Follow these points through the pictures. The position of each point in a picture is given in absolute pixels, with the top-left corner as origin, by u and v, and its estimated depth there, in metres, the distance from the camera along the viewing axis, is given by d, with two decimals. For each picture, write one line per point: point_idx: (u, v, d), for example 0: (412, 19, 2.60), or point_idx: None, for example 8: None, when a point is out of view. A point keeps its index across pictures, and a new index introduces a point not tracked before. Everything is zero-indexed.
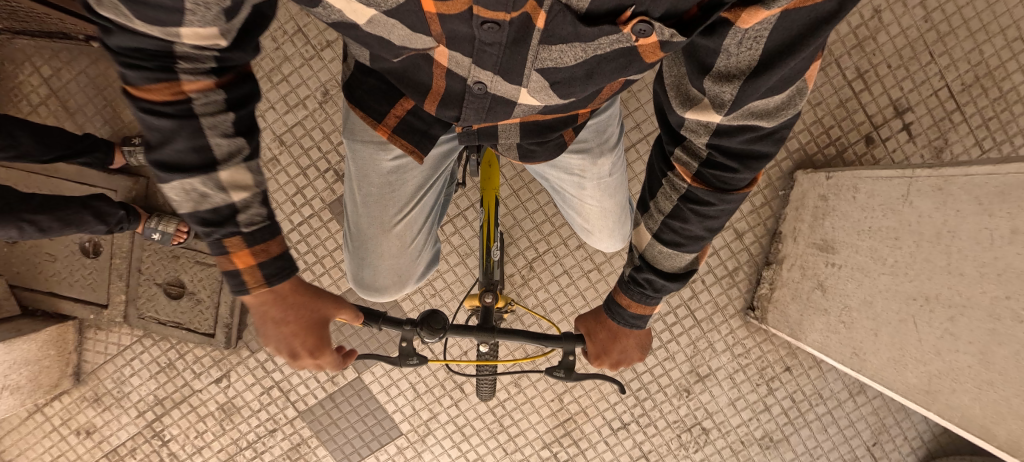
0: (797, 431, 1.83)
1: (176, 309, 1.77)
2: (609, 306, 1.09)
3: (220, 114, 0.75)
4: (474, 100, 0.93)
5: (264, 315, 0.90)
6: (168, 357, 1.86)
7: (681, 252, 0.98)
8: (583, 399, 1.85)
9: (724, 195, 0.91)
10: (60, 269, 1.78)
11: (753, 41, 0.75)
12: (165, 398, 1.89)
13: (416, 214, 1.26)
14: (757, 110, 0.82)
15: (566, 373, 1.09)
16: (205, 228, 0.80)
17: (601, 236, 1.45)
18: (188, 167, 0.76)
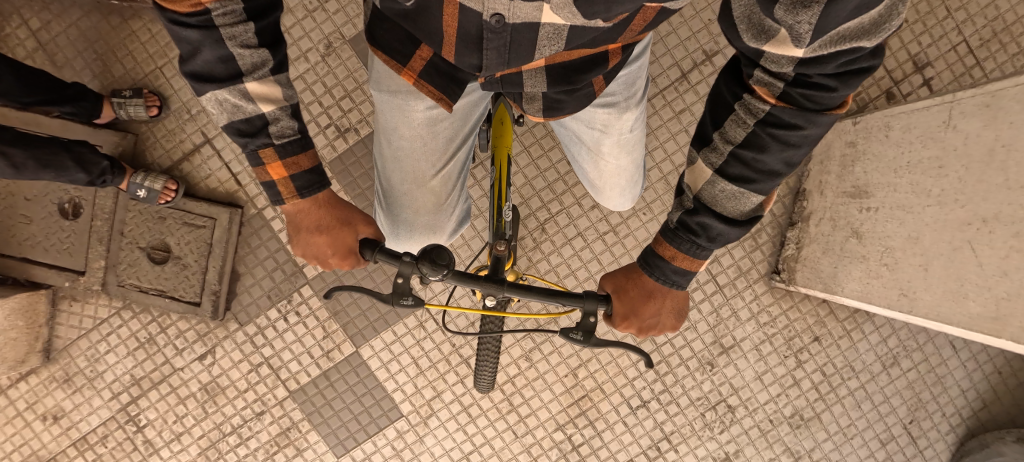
0: (828, 408, 1.73)
1: (159, 276, 1.64)
2: (647, 261, 0.98)
3: (238, 25, 0.83)
4: (494, 37, 0.88)
5: (301, 223, 1.04)
6: (149, 332, 1.72)
7: (748, 191, 0.88)
8: (599, 374, 1.72)
9: (815, 117, 0.80)
10: (36, 232, 1.64)
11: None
12: (144, 377, 1.73)
13: (451, 169, 1.24)
14: (848, 31, 0.71)
15: (584, 337, 0.93)
16: (243, 139, 0.93)
17: (612, 196, 1.42)
18: (218, 78, 0.87)
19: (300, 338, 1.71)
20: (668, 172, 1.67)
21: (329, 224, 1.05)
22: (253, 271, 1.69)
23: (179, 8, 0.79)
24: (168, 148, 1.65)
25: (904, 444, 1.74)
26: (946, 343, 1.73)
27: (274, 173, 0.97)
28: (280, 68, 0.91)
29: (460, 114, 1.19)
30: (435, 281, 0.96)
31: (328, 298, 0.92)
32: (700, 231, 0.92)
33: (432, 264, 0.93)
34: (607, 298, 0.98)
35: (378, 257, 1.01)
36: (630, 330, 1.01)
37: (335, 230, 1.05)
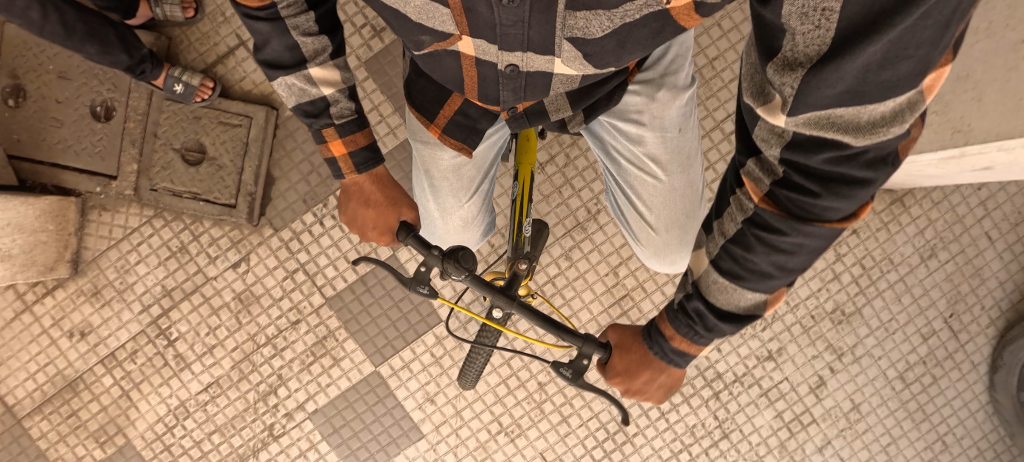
0: (869, 303, 1.73)
1: (192, 178, 1.61)
2: (652, 333, 1.00)
3: (298, 16, 0.98)
4: (509, 80, 0.96)
5: (353, 195, 1.21)
6: (181, 240, 1.68)
7: (737, 286, 0.83)
8: (640, 272, 1.70)
9: (799, 224, 0.73)
10: (67, 135, 1.61)
11: (817, 18, 0.56)
12: (175, 288, 1.69)
13: (476, 202, 1.38)
14: (841, 121, 0.61)
15: (573, 375, 0.92)
16: (309, 119, 1.11)
17: (672, 240, 1.29)
18: (288, 65, 1.04)
19: (336, 243, 1.69)
20: (702, 67, 1.69)
21: (376, 199, 1.20)
22: (288, 175, 1.66)
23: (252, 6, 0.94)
24: (202, 52, 1.64)
25: (945, 338, 1.74)
26: (982, 234, 1.72)
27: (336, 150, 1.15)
28: (337, 51, 1.07)
29: (481, 158, 1.33)
30: (456, 278, 1.02)
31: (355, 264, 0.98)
32: (693, 317, 0.90)
33: (457, 265, 1.00)
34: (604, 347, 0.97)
35: (409, 243, 1.08)
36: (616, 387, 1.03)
37: (382, 206, 1.20)
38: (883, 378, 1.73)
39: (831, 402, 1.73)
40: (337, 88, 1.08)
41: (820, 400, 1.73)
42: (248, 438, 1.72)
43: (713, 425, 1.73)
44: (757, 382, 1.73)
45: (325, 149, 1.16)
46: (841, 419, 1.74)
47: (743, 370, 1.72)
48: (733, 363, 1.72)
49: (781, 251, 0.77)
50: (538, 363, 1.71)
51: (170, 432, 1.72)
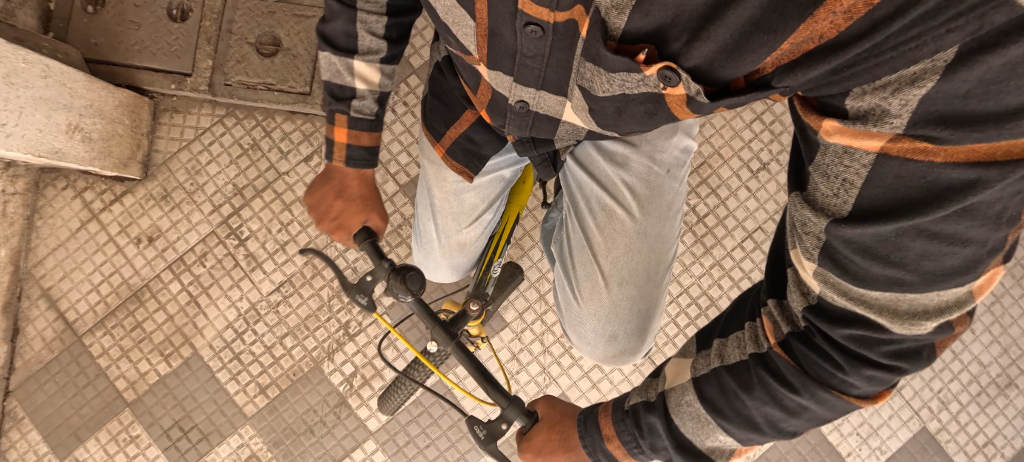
0: None
1: (267, 68, 1.63)
2: (589, 425, 0.94)
3: (372, 14, 1.05)
4: (518, 116, 1.03)
5: (332, 180, 1.18)
6: (253, 137, 1.67)
7: (709, 418, 0.81)
8: (715, 139, 1.67)
9: (813, 386, 0.75)
10: (144, 37, 1.63)
11: (840, 184, 0.70)
12: (247, 186, 1.66)
13: (477, 228, 1.33)
14: (873, 301, 0.68)
15: (486, 436, 0.91)
16: (330, 99, 1.12)
17: (621, 297, 1.20)
18: (338, 45, 1.08)
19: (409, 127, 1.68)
20: None
21: (348, 200, 1.17)
22: None
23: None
24: None
25: None
26: None
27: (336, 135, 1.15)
28: (390, 61, 1.12)
29: (485, 188, 1.31)
30: (397, 297, 0.97)
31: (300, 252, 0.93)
32: (645, 433, 0.87)
33: (404, 285, 0.95)
34: (530, 415, 0.94)
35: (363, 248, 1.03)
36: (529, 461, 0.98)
37: (354, 202, 1.17)
38: None
39: None
40: (370, 88, 1.12)
41: None
42: (322, 341, 1.63)
43: None
44: None
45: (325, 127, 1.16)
46: None
47: None
48: None
49: (781, 406, 0.78)
50: None
51: (240, 339, 1.63)
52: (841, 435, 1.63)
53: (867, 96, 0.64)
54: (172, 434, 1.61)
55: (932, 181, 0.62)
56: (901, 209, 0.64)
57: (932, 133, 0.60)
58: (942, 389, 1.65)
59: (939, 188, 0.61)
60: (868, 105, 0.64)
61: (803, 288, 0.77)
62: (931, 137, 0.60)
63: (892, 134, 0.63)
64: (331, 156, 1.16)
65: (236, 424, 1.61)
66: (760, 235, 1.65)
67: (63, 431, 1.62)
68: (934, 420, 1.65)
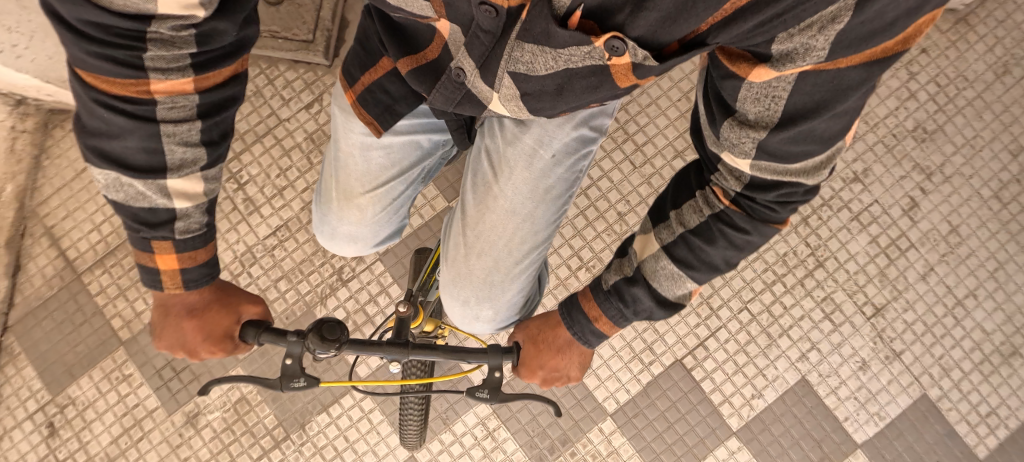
0: (951, 120, 1.65)
1: (272, 16, 1.66)
2: (570, 314, 1.03)
3: (182, 124, 0.77)
4: (450, 86, 0.94)
5: (180, 305, 0.95)
6: (256, 85, 1.69)
7: (686, 274, 0.89)
8: None
9: (760, 224, 0.84)
10: None
11: (768, 102, 0.72)
12: (248, 132, 1.68)
13: (379, 195, 1.20)
14: (794, 170, 0.76)
15: (490, 394, 0.91)
16: (138, 227, 0.84)
17: (479, 270, 1.14)
18: (131, 162, 0.78)
19: None
20: None
21: (206, 313, 0.96)
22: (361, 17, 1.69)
23: (115, 91, 0.70)
24: None
25: None
26: None
27: (162, 263, 0.89)
28: (213, 163, 0.85)
29: (397, 151, 1.17)
30: (328, 357, 0.87)
31: (205, 394, 0.82)
32: (629, 303, 0.95)
33: (320, 340, 0.83)
34: (508, 354, 0.97)
35: (257, 340, 0.92)
36: (537, 380, 1.05)
37: (217, 314, 0.96)
38: (978, 199, 1.64)
39: (928, 225, 1.63)
40: (195, 203, 0.85)
41: (916, 223, 1.63)
42: (315, 286, 1.64)
43: (806, 253, 1.62)
44: (847, 206, 1.63)
45: (140, 256, 0.88)
46: (941, 243, 1.63)
47: (830, 194, 1.64)
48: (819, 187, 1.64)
49: (735, 247, 0.87)
50: (616, 192, 1.65)
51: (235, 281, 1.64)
52: (838, 399, 1.60)
53: (795, 38, 0.65)
54: (164, 374, 1.63)
55: (840, 86, 0.67)
56: (812, 107, 0.70)
57: (844, 53, 0.65)
58: (943, 355, 1.61)
59: (844, 88, 0.68)
60: (795, 45, 0.66)
61: (737, 173, 0.82)
62: (845, 55, 0.64)
63: (813, 63, 0.66)
64: (162, 284, 0.91)
65: (227, 366, 1.62)
66: None
67: (59, 368, 1.64)
68: (934, 387, 1.61)
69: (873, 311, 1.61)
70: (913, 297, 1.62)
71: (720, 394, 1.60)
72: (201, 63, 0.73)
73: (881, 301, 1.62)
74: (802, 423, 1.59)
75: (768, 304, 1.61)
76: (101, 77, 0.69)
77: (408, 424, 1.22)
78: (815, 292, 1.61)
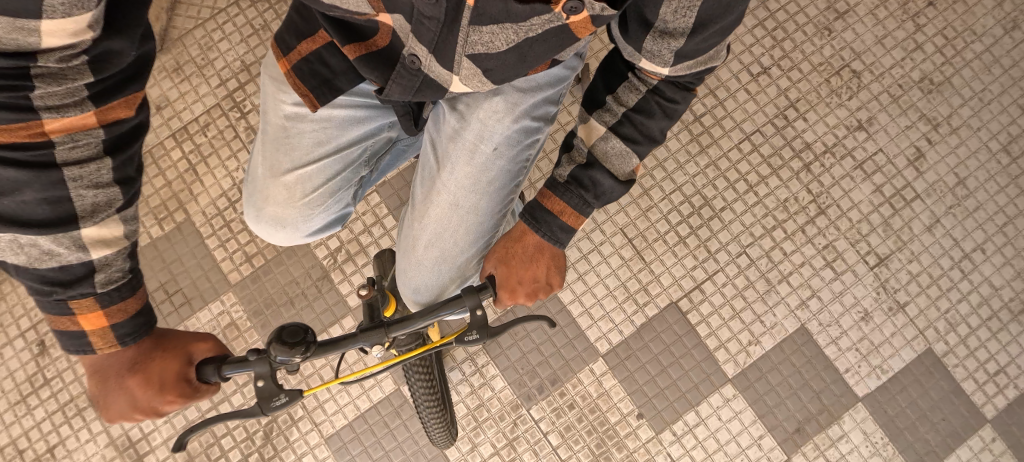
0: (958, 73, 1.63)
1: None
2: (534, 217, 1.05)
3: (91, 162, 0.76)
4: (405, 75, 0.92)
5: (120, 364, 0.86)
6: (264, 19, 1.71)
7: (632, 150, 1.00)
8: None
9: (685, 92, 0.97)
10: None
11: (683, 15, 0.81)
12: (254, 64, 1.70)
13: (309, 172, 1.13)
14: (707, 59, 0.90)
15: (479, 335, 0.86)
16: (53, 288, 0.79)
17: (428, 258, 1.12)
18: (29, 218, 0.74)
19: None
20: None
21: (149, 363, 0.86)
22: None
23: (1, 139, 0.69)
24: None
25: None
26: None
27: (89, 324, 0.82)
28: (129, 203, 0.83)
29: (331, 126, 1.11)
30: (296, 365, 0.79)
31: (179, 449, 0.72)
32: (590, 187, 1.01)
33: (284, 348, 0.75)
34: (483, 292, 0.93)
35: (224, 375, 0.82)
36: (520, 299, 1.08)
37: (166, 357, 0.87)
38: (986, 152, 1.60)
39: (934, 176, 1.60)
40: (117, 250, 0.82)
41: (922, 174, 1.60)
42: None
43: (808, 200, 1.59)
44: (851, 154, 1.60)
45: (58, 320, 0.82)
46: (948, 195, 1.59)
47: (834, 140, 1.61)
48: (822, 133, 1.61)
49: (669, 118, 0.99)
50: None
51: (232, 208, 1.65)
52: (839, 350, 1.55)
53: None
54: (156, 296, 1.63)
55: None
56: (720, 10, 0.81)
57: None
58: (949, 310, 1.56)
59: None
60: None
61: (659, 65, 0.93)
62: None
63: None
64: (92, 347, 0.84)
65: (219, 290, 1.62)
66: (758, 137, 1.61)
67: None
68: (940, 343, 1.55)
69: (876, 260, 1.57)
70: (918, 249, 1.57)
71: (716, 339, 1.55)
72: (99, 92, 0.75)
73: (885, 251, 1.57)
74: (800, 372, 1.54)
75: (768, 249, 1.57)
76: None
77: (427, 415, 1.34)
78: (816, 240, 1.58)
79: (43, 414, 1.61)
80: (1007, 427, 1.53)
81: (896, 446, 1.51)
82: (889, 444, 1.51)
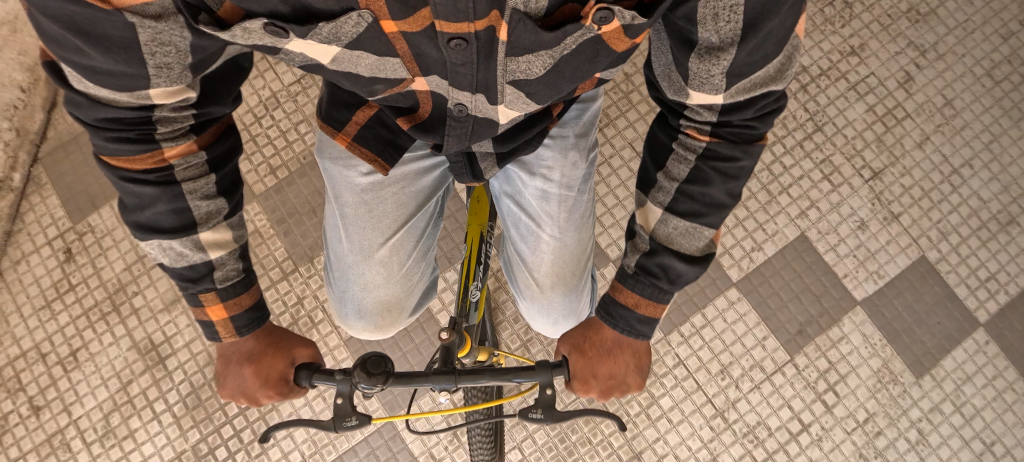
0: (944, 4, 1.74)
1: None
2: (608, 310, 0.92)
3: (202, 179, 0.85)
4: (457, 124, 0.93)
5: (237, 354, 0.93)
6: None
7: (699, 225, 0.87)
8: None
9: (749, 147, 0.83)
10: None
11: (725, 15, 0.70)
12: None
13: (403, 239, 1.10)
14: (763, 81, 0.76)
15: (544, 416, 0.80)
16: (183, 282, 0.88)
17: (558, 301, 1.15)
18: (164, 228, 0.85)
19: None
20: None
21: (261, 358, 0.92)
22: None
23: (135, 166, 0.81)
24: None
25: None
26: None
27: (214, 315, 0.91)
28: (234, 211, 0.92)
29: (411, 183, 1.11)
30: (375, 393, 0.80)
31: (266, 439, 0.80)
32: (660, 272, 0.88)
33: (366, 375, 0.78)
34: (561, 369, 0.85)
35: (314, 383, 0.86)
36: (592, 395, 0.92)
37: (269, 355, 0.93)
38: (971, 76, 1.71)
39: (923, 98, 1.70)
40: (230, 251, 0.90)
41: (912, 95, 1.70)
42: None
43: (805, 118, 1.68)
44: (844, 76, 1.70)
45: (194, 311, 0.92)
46: (937, 115, 1.69)
47: (829, 64, 1.71)
48: (817, 58, 1.71)
49: (732, 178, 0.85)
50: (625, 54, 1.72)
51: (257, 124, 1.72)
52: (837, 256, 1.62)
53: None
54: None
55: None
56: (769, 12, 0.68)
57: None
58: (941, 220, 1.64)
59: None
60: None
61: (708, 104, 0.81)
62: None
63: None
64: (218, 334, 0.92)
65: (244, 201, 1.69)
66: None
67: (81, 197, 1.71)
68: (933, 251, 1.63)
69: (871, 174, 1.66)
70: (910, 164, 1.66)
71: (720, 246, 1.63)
72: (199, 125, 0.85)
73: (879, 166, 1.66)
74: (801, 277, 1.61)
75: (768, 164, 1.66)
76: (123, 158, 0.80)
77: None
78: (813, 155, 1.67)
79: (67, 319, 1.67)
80: (999, 331, 1.59)
81: (893, 348, 1.58)
82: (887, 346, 1.58)
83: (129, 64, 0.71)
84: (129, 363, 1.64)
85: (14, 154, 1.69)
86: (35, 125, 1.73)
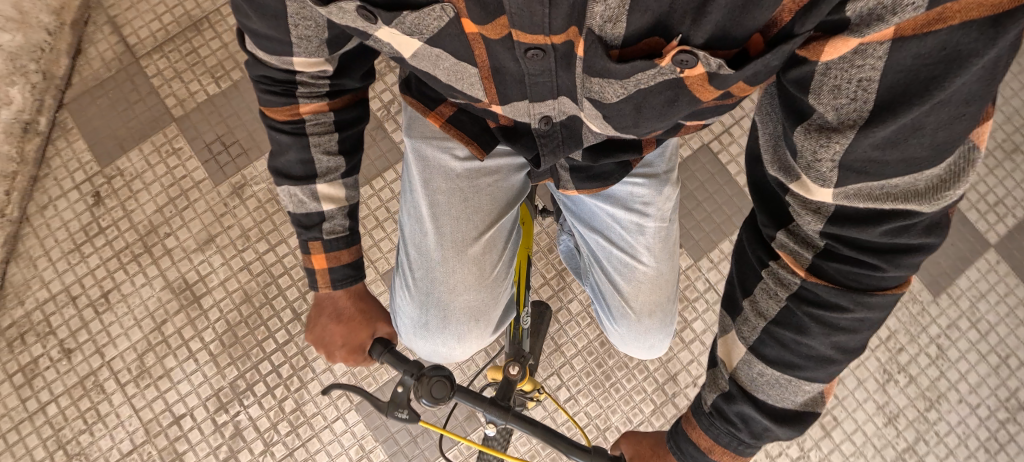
0: None
1: None
2: (678, 442, 0.92)
3: (325, 135, 1.00)
4: (545, 138, 0.97)
5: (329, 306, 1.12)
6: None
7: (791, 378, 0.81)
8: None
9: (861, 298, 0.74)
10: None
11: (850, 89, 0.64)
12: None
13: (494, 236, 1.12)
14: (895, 191, 0.67)
15: None
16: (298, 228, 1.05)
17: (651, 323, 1.19)
18: (295, 175, 1.01)
19: None
20: None
21: (348, 322, 1.12)
22: None
23: (280, 116, 0.98)
24: None
25: None
26: None
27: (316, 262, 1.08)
28: (351, 171, 1.06)
29: (503, 178, 1.13)
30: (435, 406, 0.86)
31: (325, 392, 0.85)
32: (738, 422, 0.85)
33: (429, 393, 0.85)
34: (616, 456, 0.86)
35: (385, 362, 0.93)
36: None
37: (355, 322, 1.12)
38: None
39: None
40: (339, 206, 1.05)
41: None
42: None
43: None
44: None
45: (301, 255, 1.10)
46: None
47: None
48: None
49: (841, 330, 0.77)
50: None
51: None
52: None
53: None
54: (213, 148, 1.71)
55: (946, 56, 0.57)
56: (906, 105, 0.61)
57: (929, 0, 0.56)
58: None
59: (927, 73, 0.59)
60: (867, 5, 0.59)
61: (814, 207, 0.75)
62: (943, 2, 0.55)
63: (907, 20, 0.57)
64: (315, 282, 1.10)
65: None
66: None
67: (110, 142, 1.71)
68: None
69: None
70: None
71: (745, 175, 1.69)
72: (333, 90, 0.99)
73: None
74: None
75: None
76: (271, 108, 0.97)
77: None
78: None
79: (98, 261, 1.66)
80: (1008, 251, 1.67)
81: None
82: None
83: (275, 30, 0.84)
84: (163, 303, 1.64)
85: (41, 97, 1.69)
86: (61, 70, 1.72)
